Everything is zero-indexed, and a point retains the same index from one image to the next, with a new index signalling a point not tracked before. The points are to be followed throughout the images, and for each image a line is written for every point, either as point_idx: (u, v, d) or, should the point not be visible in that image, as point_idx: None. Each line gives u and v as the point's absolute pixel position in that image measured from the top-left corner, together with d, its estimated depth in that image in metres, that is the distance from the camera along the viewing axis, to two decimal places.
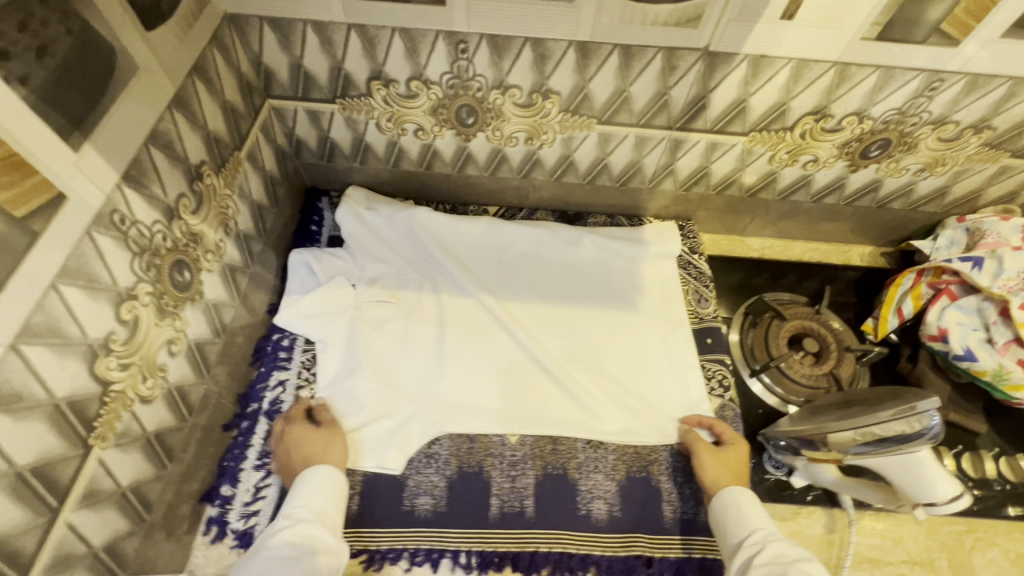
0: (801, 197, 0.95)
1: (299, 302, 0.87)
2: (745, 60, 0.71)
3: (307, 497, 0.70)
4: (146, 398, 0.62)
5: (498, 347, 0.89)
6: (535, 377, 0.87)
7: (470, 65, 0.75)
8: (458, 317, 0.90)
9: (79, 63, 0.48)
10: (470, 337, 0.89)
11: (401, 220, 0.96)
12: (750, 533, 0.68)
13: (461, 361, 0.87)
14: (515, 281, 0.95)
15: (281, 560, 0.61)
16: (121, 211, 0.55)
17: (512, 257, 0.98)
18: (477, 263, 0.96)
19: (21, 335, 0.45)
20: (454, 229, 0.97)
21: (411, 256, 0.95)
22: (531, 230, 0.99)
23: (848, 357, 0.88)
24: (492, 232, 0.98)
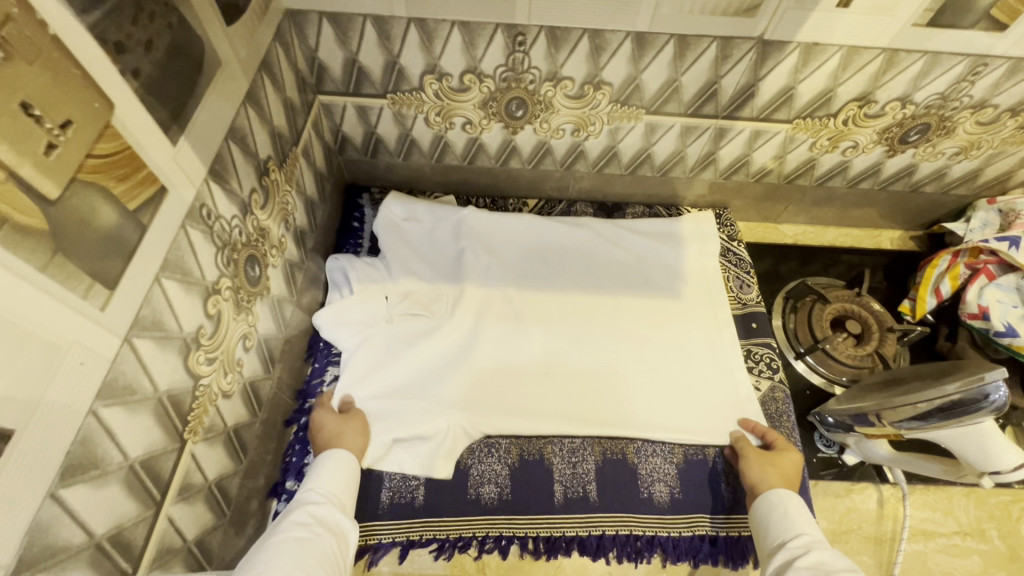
0: (838, 182, 0.98)
1: (339, 312, 0.84)
2: (798, 47, 0.73)
3: (318, 480, 0.68)
4: (227, 392, 0.62)
5: (542, 350, 0.87)
6: (582, 378, 0.85)
7: (526, 57, 0.76)
8: (505, 313, 0.90)
9: (176, 57, 0.48)
10: (514, 340, 0.87)
11: (446, 217, 0.96)
12: (795, 536, 0.65)
13: (505, 366, 0.85)
14: (556, 282, 0.93)
15: (293, 537, 0.58)
16: (208, 205, 0.55)
17: (551, 258, 0.96)
18: (516, 265, 0.94)
19: (133, 328, 0.45)
20: (491, 230, 0.96)
21: (452, 256, 0.94)
22: (573, 228, 0.98)
23: (890, 337, 0.90)
24: (533, 228, 0.97)
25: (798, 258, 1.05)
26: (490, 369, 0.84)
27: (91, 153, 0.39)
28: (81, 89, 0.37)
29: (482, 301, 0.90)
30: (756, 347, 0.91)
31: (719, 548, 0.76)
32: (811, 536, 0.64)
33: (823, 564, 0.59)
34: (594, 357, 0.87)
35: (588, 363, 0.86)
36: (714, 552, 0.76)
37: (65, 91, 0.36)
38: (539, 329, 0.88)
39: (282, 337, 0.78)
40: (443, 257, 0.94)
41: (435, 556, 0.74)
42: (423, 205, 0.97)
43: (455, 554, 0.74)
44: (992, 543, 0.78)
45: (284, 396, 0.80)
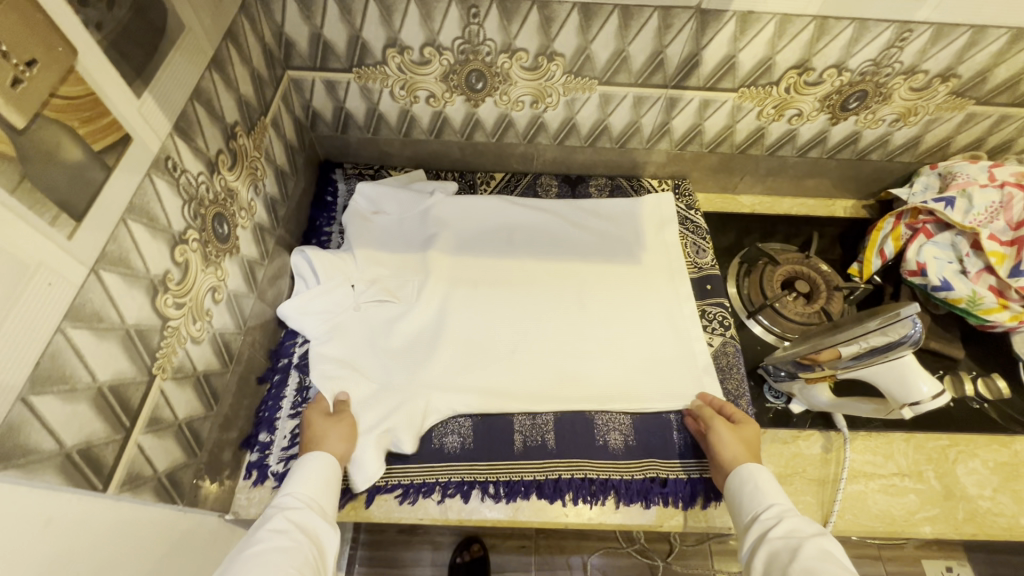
0: (788, 151, 1.02)
1: (306, 300, 0.86)
2: (734, 17, 0.78)
3: (295, 484, 0.69)
4: (196, 339, 0.66)
5: (507, 333, 0.90)
6: (545, 358, 0.88)
7: (481, 29, 0.80)
8: (469, 287, 0.94)
9: (139, 16, 0.53)
10: (480, 322, 0.90)
11: (413, 199, 1.01)
12: (766, 507, 0.68)
13: (471, 347, 0.88)
14: (522, 268, 0.97)
15: (270, 548, 0.60)
16: (173, 159, 0.59)
17: (518, 246, 0.99)
18: (484, 253, 0.98)
19: (99, 261, 0.49)
20: (460, 220, 1.01)
21: (420, 237, 0.98)
22: (532, 210, 1.03)
23: (836, 296, 0.95)
24: (496, 210, 1.02)
25: (754, 225, 1.10)
26: (455, 347, 0.87)
27: (54, 93, 0.43)
28: (45, 33, 0.42)
29: (448, 286, 0.93)
30: (710, 306, 0.96)
31: (671, 489, 0.80)
32: (781, 506, 0.67)
33: (795, 535, 0.62)
34: (558, 339, 0.90)
35: (552, 343, 0.89)
36: (665, 493, 0.80)
37: (29, 32, 0.40)
38: (506, 313, 0.92)
39: (255, 296, 0.82)
40: (411, 238, 0.98)
41: (400, 501, 0.78)
42: (388, 195, 1.00)
43: (419, 499, 0.78)
44: (928, 483, 0.83)
45: (258, 354, 0.84)
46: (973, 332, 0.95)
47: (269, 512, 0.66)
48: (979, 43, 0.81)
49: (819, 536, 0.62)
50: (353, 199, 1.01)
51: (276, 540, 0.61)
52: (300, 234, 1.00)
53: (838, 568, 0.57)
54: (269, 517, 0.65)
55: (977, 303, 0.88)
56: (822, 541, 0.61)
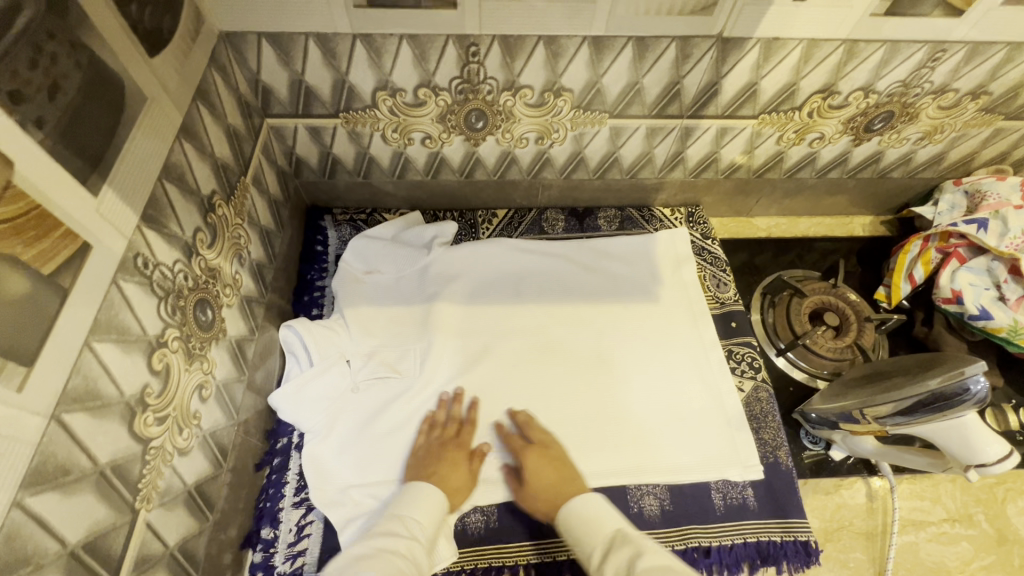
0: (807, 173, 0.97)
1: (302, 385, 0.78)
2: (758, 44, 0.71)
3: (422, 509, 0.69)
4: (184, 449, 0.58)
5: (523, 402, 0.83)
6: (566, 428, 0.81)
7: (481, 68, 0.73)
8: (476, 356, 0.86)
9: (91, 98, 0.44)
10: (493, 391, 0.83)
11: (406, 253, 0.93)
12: (623, 540, 0.64)
13: (485, 423, 0.81)
14: (531, 322, 0.90)
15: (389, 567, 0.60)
16: (144, 254, 0.51)
17: (528, 298, 0.92)
18: (491, 308, 0.90)
19: (61, 403, 0.41)
20: (461, 271, 0.93)
21: (416, 299, 0.90)
22: (540, 256, 0.95)
23: (868, 327, 0.90)
24: (501, 257, 0.94)
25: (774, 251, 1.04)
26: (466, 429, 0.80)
27: None
28: None
29: (455, 350, 0.86)
30: (738, 346, 0.90)
31: (715, 558, 0.74)
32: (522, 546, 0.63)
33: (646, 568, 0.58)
34: (579, 404, 0.83)
35: (572, 410, 0.83)
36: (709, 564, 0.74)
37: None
38: (519, 377, 0.85)
39: (246, 379, 0.74)
40: (408, 301, 0.90)
41: None
42: (378, 252, 0.92)
43: None
44: (980, 528, 0.79)
45: (253, 438, 0.76)
46: (1009, 356, 0.91)
47: (395, 525, 0.67)
48: (1014, 60, 0.75)
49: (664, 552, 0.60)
50: (340, 262, 0.93)
51: (397, 562, 0.62)
52: (291, 292, 0.92)
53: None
54: (396, 532, 0.65)
55: (1018, 331, 0.83)
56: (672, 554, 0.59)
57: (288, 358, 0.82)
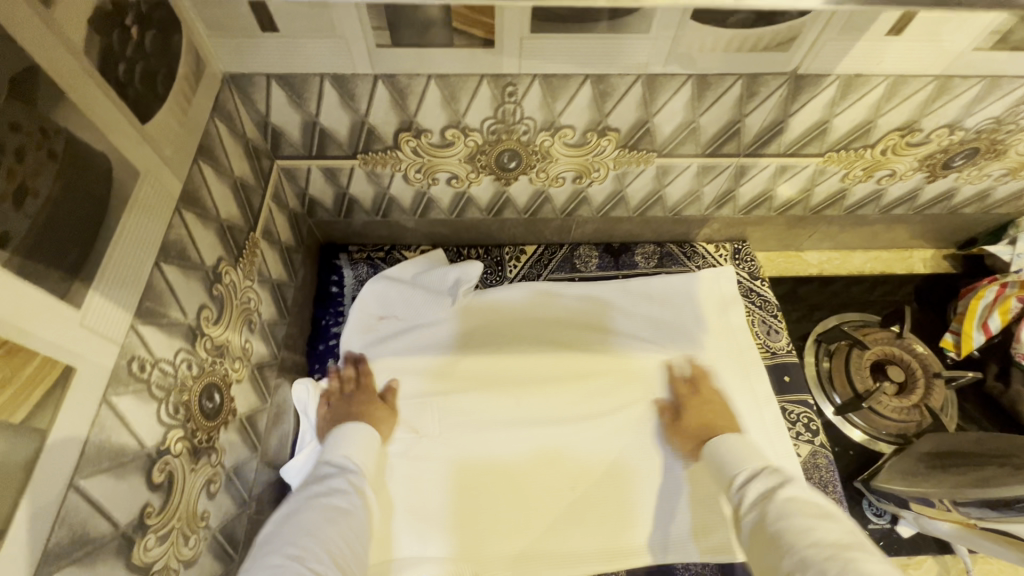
0: (870, 210, 0.87)
1: (316, 456, 0.71)
2: (836, 81, 0.62)
3: (349, 448, 0.66)
4: (190, 559, 0.51)
5: (558, 469, 0.76)
6: (599, 495, 0.75)
7: (518, 108, 0.64)
8: (507, 415, 0.79)
9: (71, 191, 0.37)
10: (527, 453, 0.77)
11: (428, 301, 0.84)
12: (739, 470, 0.62)
13: (497, 492, 0.75)
14: (558, 372, 0.82)
15: (333, 504, 0.57)
16: (140, 356, 0.44)
17: (558, 346, 0.84)
18: (513, 357, 0.82)
19: (42, 568, 0.34)
20: (489, 319, 0.85)
21: (438, 352, 0.82)
22: (576, 301, 0.87)
23: (938, 385, 0.83)
24: (534, 304, 0.87)
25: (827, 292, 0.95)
26: (495, 499, 0.74)
27: None
28: None
29: (477, 406, 0.78)
30: (793, 404, 0.82)
31: None
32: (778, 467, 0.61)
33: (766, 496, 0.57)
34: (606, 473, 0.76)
35: (607, 475, 0.76)
36: None
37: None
38: (543, 438, 0.77)
39: (258, 454, 0.67)
40: (428, 355, 0.82)
41: None
42: (398, 298, 0.84)
43: None
44: None
45: (266, 514, 0.70)
46: None
47: (321, 470, 0.64)
48: None
49: (785, 484, 0.57)
50: (354, 307, 0.85)
51: (336, 502, 0.58)
52: (305, 341, 0.85)
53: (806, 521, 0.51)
54: (325, 474, 0.63)
55: None
56: (787, 490, 0.56)
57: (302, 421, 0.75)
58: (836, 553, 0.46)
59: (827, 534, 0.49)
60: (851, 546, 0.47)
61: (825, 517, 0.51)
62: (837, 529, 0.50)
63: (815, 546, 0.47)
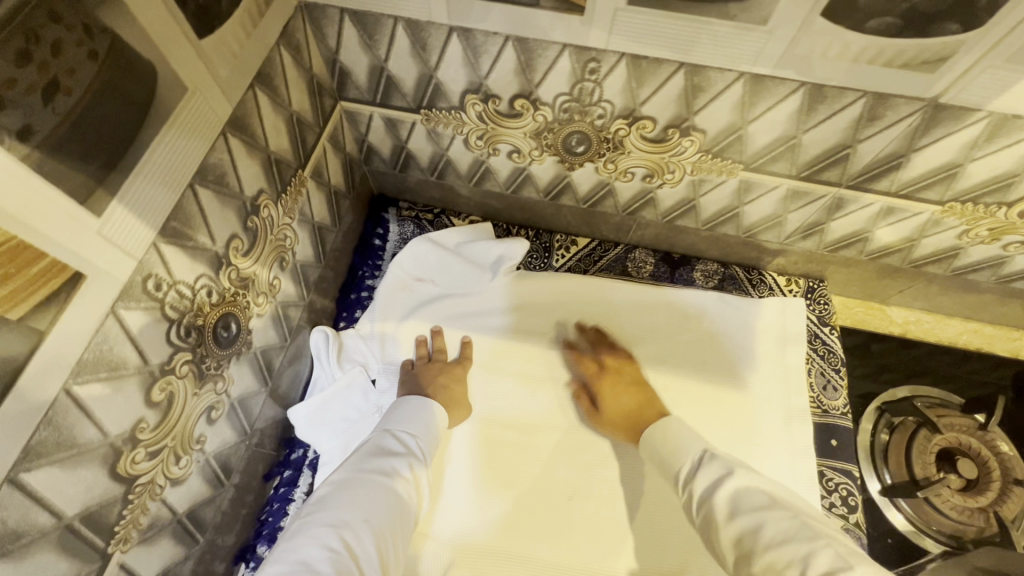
0: (983, 277, 0.75)
1: (324, 403, 0.73)
2: (985, 119, 0.51)
3: (417, 429, 0.63)
4: (178, 479, 0.52)
5: (573, 468, 0.73)
6: (601, 504, 0.71)
7: (597, 88, 0.58)
8: (529, 400, 0.77)
9: (107, 95, 0.35)
10: (548, 442, 0.75)
11: (472, 278, 0.81)
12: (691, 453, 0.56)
13: (525, 473, 0.73)
14: (590, 372, 0.78)
15: (385, 490, 0.53)
16: (157, 275, 0.43)
17: (591, 346, 0.79)
18: (548, 348, 0.79)
19: (21, 462, 0.35)
20: (525, 303, 0.81)
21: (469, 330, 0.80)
22: (618, 306, 0.81)
23: (1016, 493, 0.73)
24: (576, 301, 0.82)
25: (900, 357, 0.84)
26: (518, 479, 0.73)
27: None
28: None
29: (506, 393, 0.77)
30: (835, 473, 0.73)
31: None
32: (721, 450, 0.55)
33: (715, 485, 0.50)
34: (611, 483, 0.72)
35: (618, 486, 0.72)
36: None
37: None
38: (563, 439, 0.75)
39: (268, 389, 0.68)
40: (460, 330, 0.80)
41: None
42: (446, 269, 0.82)
43: None
44: None
45: (266, 447, 0.71)
46: None
47: (388, 442, 0.60)
48: None
49: (734, 473, 0.50)
50: (393, 262, 0.83)
51: (394, 485, 0.54)
52: (338, 287, 0.85)
53: (755, 518, 0.45)
54: (392, 449, 0.59)
55: None
56: (736, 481, 0.50)
57: (318, 364, 0.76)
58: (798, 560, 0.41)
59: (785, 531, 0.43)
60: (813, 548, 0.41)
61: (775, 504, 0.47)
62: (798, 526, 0.44)
63: (778, 550, 0.42)
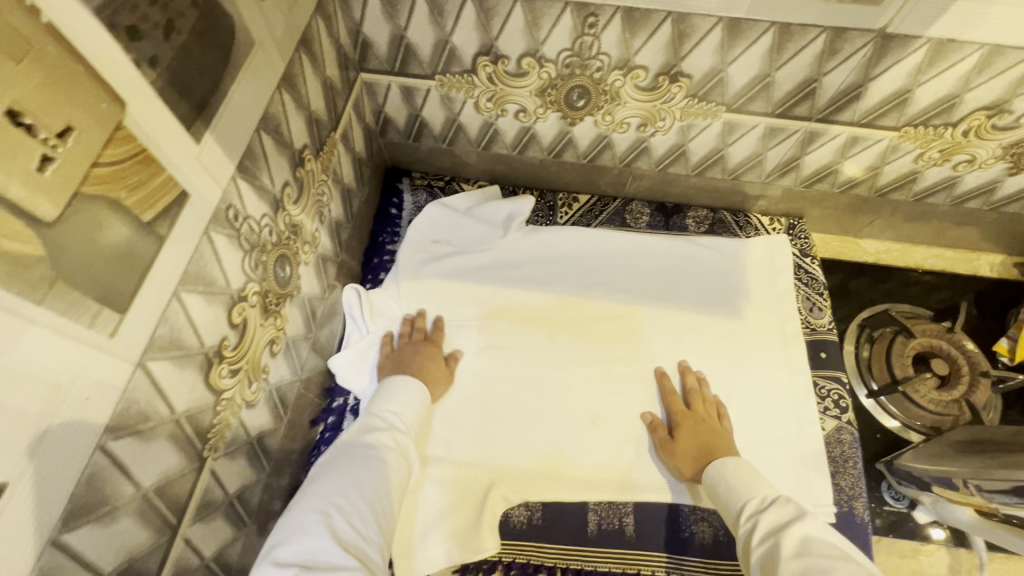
0: (940, 200, 0.84)
1: (362, 353, 0.78)
2: (926, 45, 0.61)
3: (401, 406, 0.68)
4: (251, 402, 0.58)
5: (584, 406, 0.79)
6: (616, 430, 0.78)
7: (596, 41, 0.66)
8: (543, 341, 0.83)
9: (202, 40, 0.42)
10: (560, 380, 0.80)
11: (486, 237, 0.88)
12: (742, 506, 0.61)
13: (541, 407, 0.79)
14: (595, 314, 0.86)
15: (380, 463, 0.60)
16: (235, 206, 0.50)
17: (597, 290, 0.87)
18: (555, 295, 0.86)
19: (147, 351, 0.41)
20: (536, 255, 0.89)
21: (490, 279, 0.86)
22: (621, 254, 0.90)
23: (983, 383, 0.83)
24: (583, 251, 0.90)
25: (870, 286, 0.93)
26: (534, 415, 0.79)
27: (99, 161, 0.33)
28: (86, 90, 0.32)
29: (515, 337, 0.82)
30: (826, 380, 0.82)
31: None
32: (792, 502, 0.58)
33: (775, 534, 0.55)
34: (626, 408, 0.79)
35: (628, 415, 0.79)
36: None
37: (12, 79, 0.27)
38: (575, 376, 0.81)
39: (312, 337, 0.74)
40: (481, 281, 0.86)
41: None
42: (453, 234, 0.89)
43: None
44: None
45: (312, 395, 0.76)
46: None
47: (371, 419, 0.65)
48: None
49: (804, 520, 0.54)
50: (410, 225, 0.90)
51: (386, 458, 0.61)
52: (361, 253, 0.91)
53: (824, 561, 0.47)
54: (374, 427, 0.64)
55: None
56: (805, 526, 0.53)
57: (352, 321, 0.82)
58: None
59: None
60: None
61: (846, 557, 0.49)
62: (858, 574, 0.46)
63: None
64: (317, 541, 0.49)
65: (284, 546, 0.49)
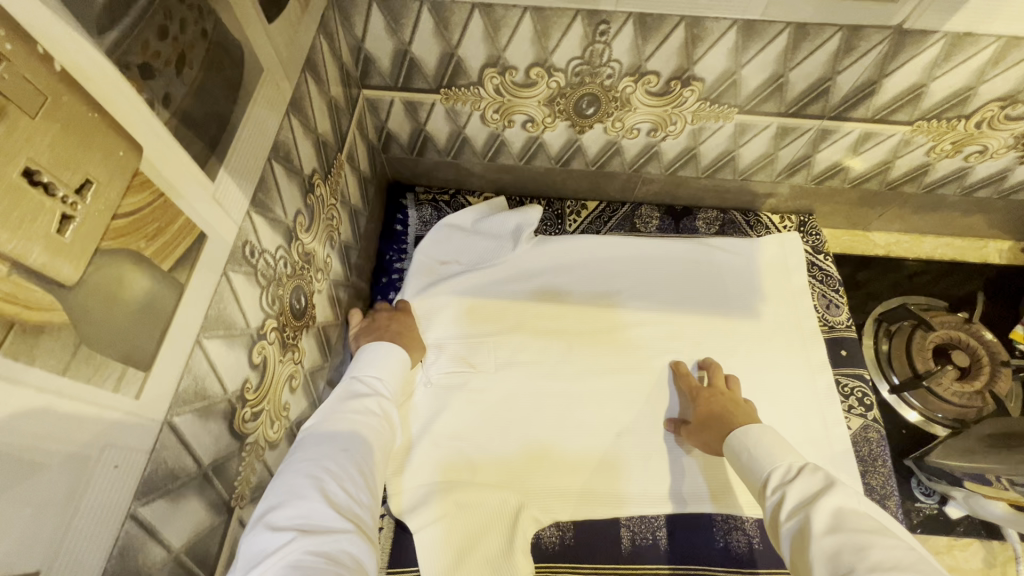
0: (950, 190, 0.84)
1: None
2: (942, 39, 0.60)
3: (383, 372, 0.67)
4: (273, 442, 0.55)
5: (609, 420, 0.78)
6: (643, 442, 0.77)
7: (607, 49, 0.65)
8: (564, 354, 0.81)
9: (212, 72, 0.39)
10: (583, 395, 0.79)
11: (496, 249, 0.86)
12: (768, 473, 0.58)
13: (567, 423, 0.77)
14: (615, 324, 0.84)
15: (366, 428, 0.59)
16: (251, 242, 0.47)
17: (614, 299, 0.85)
18: (574, 306, 0.84)
19: (173, 406, 0.38)
20: (550, 267, 0.87)
21: (508, 294, 0.84)
22: (634, 261, 0.88)
23: (1004, 373, 0.83)
24: (596, 260, 0.88)
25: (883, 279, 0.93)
26: (560, 431, 0.77)
27: (118, 214, 0.31)
28: (100, 137, 0.29)
29: (537, 351, 0.81)
30: (849, 379, 0.81)
31: None
32: (818, 468, 0.55)
33: (802, 504, 0.51)
34: (651, 419, 0.78)
35: (653, 426, 0.78)
36: None
37: (28, 134, 0.25)
38: (597, 388, 0.79)
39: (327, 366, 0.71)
40: (499, 296, 0.84)
41: None
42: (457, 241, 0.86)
43: None
44: None
45: None
46: None
47: (353, 386, 0.64)
48: None
49: (833, 490, 0.50)
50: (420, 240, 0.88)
51: (370, 421, 0.60)
52: (369, 273, 0.89)
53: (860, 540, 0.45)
54: (358, 393, 0.63)
55: None
56: (835, 498, 0.49)
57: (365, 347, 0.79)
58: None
59: (893, 560, 0.43)
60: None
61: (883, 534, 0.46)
62: (899, 556, 0.43)
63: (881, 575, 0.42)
64: (313, 502, 0.47)
65: (277, 510, 0.47)
